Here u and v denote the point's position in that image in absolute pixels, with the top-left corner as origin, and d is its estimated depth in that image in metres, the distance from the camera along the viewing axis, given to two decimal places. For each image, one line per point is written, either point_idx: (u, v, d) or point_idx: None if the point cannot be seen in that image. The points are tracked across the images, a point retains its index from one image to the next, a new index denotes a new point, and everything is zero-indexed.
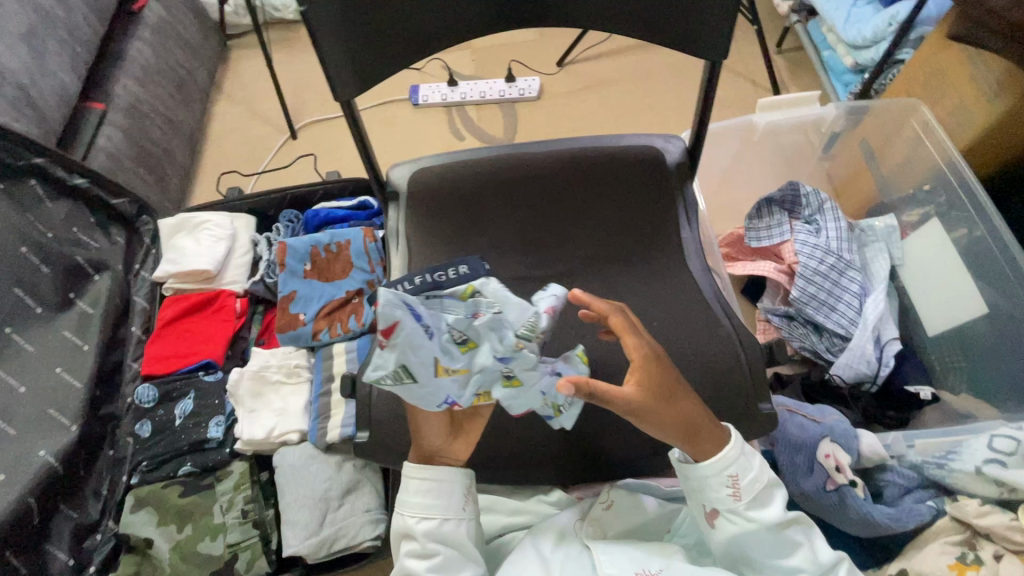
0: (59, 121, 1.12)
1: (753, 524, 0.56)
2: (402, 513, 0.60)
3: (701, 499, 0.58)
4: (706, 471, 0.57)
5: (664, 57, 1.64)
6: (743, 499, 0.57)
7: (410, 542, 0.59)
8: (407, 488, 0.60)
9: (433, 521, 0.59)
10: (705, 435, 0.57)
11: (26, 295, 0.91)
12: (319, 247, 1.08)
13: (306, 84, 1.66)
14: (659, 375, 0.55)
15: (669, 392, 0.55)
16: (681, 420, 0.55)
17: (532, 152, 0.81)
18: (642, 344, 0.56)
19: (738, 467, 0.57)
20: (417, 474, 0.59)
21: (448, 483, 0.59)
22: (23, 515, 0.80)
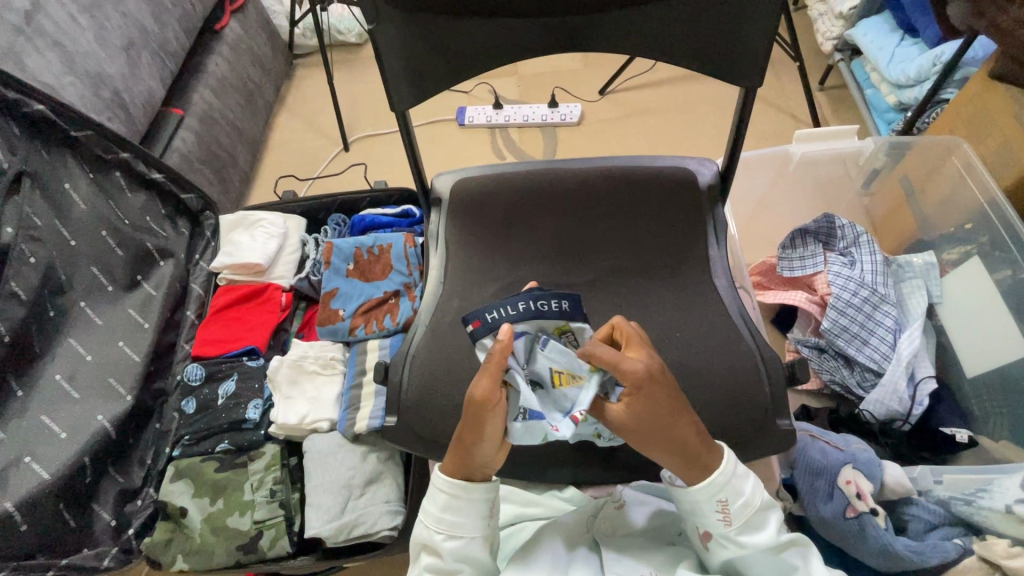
0: (144, 122, 1.25)
1: (744, 548, 0.56)
2: (428, 527, 0.60)
3: (692, 521, 0.59)
4: (694, 495, 0.57)
5: (706, 89, 1.69)
6: (732, 523, 0.56)
7: (430, 555, 0.60)
8: (437, 501, 0.60)
9: (459, 541, 0.59)
10: (701, 457, 0.56)
11: (100, 273, 1.00)
12: (362, 249, 1.15)
13: (363, 101, 1.78)
14: (654, 402, 0.52)
15: (664, 420, 0.53)
16: (679, 444, 0.54)
17: (569, 167, 0.86)
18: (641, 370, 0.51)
19: (728, 491, 0.56)
20: (449, 491, 0.59)
21: (479, 502, 0.59)
22: (77, 473, 0.87)
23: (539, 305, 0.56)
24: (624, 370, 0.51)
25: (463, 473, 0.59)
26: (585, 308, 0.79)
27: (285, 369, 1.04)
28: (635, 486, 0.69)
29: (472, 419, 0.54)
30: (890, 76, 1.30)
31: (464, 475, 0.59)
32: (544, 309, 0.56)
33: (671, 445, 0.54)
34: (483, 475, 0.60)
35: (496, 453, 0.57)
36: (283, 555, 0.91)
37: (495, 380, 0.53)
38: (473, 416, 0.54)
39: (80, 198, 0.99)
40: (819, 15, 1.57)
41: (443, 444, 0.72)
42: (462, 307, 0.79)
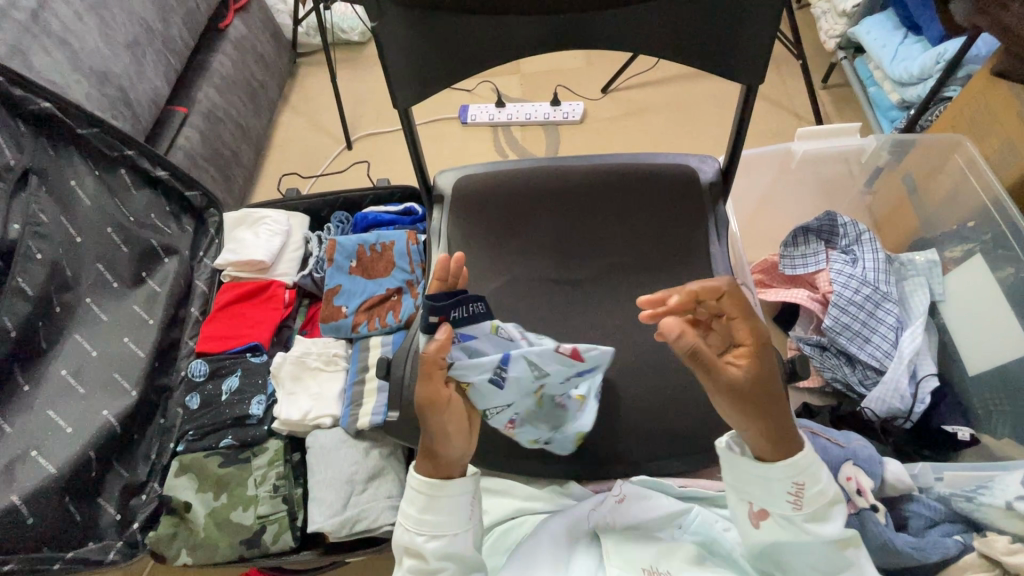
0: (149, 120, 1.26)
1: (807, 535, 0.56)
2: (409, 530, 0.61)
3: (756, 497, 0.58)
4: (774, 472, 0.57)
5: (708, 87, 1.69)
6: (802, 508, 0.56)
7: (414, 558, 0.61)
8: (416, 503, 0.61)
9: (441, 540, 0.60)
10: (789, 435, 0.57)
11: (106, 270, 1.01)
12: (365, 246, 1.16)
13: (365, 100, 1.79)
14: (766, 365, 0.57)
15: (769, 386, 0.56)
16: (776, 417, 0.56)
17: (570, 164, 0.87)
18: (753, 327, 0.58)
19: (807, 476, 0.57)
20: (427, 491, 0.60)
21: (457, 499, 0.61)
22: (83, 467, 0.88)
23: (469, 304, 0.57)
24: (744, 322, 0.58)
25: (445, 471, 0.62)
26: (586, 304, 0.80)
27: (289, 365, 1.05)
28: (634, 481, 0.69)
29: (432, 419, 0.58)
30: (892, 74, 1.30)
31: (442, 474, 0.61)
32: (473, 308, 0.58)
33: (770, 417, 0.56)
34: (461, 469, 0.63)
35: (467, 446, 0.61)
36: (286, 549, 0.92)
37: (440, 381, 0.57)
38: (434, 415, 0.58)
39: (85, 195, 1.00)
40: (822, 13, 1.57)
41: None
42: None
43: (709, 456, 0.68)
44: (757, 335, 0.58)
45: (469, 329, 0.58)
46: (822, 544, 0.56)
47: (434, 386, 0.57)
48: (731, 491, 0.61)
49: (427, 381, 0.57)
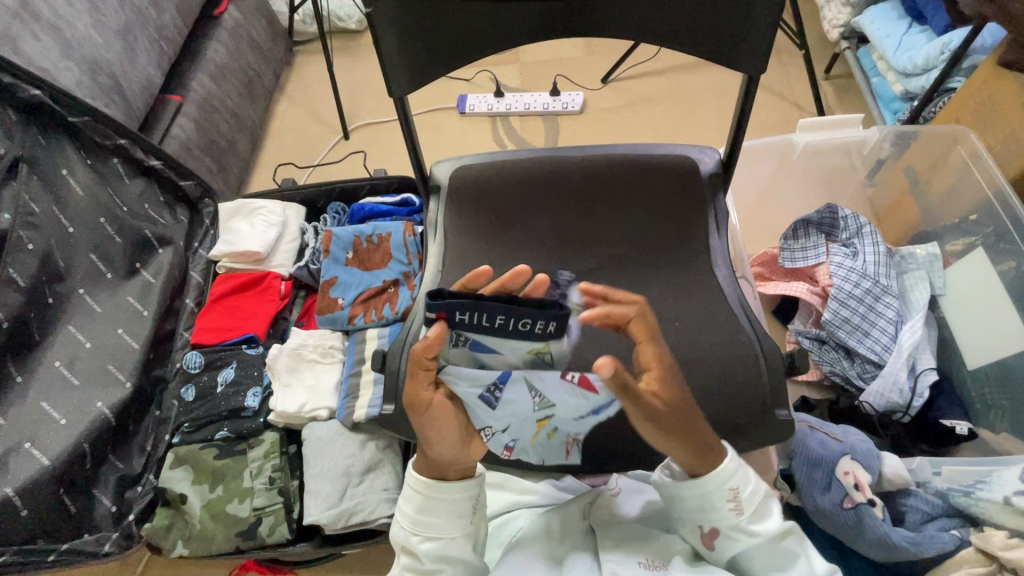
0: (142, 109, 1.24)
1: (756, 538, 0.55)
2: (405, 528, 0.59)
3: (701, 519, 0.56)
4: (709, 485, 0.55)
5: (710, 78, 1.66)
6: (745, 514, 0.55)
7: (409, 556, 0.59)
8: (412, 502, 0.59)
9: (436, 542, 0.58)
10: (706, 447, 0.55)
11: (99, 261, 1.00)
12: (362, 238, 1.15)
13: (363, 89, 1.76)
14: (677, 387, 0.53)
15: (687, 403, 0.54)
16: (689, 435, 0.54)
17: (569, 155, 0.85)
18: (660, 350, 0.54)
19: (737, 480, 0.55)
20: (425, 491, 0.59)
21: (456, 500, 0.58)
22: (77, 459, 0.87)
23: (521, 319, 0.52)
24: (649, 349, 0.54)
25: (442, 472, 0.60)
26: None
27: (284, 357, 1.04)
28: (629, 476, 0.71)
29: (420, 421, 0.56)
30: (896, 64, 1.28)
31: (437, 474, 0.60)
32: (530, 325, 0.52)
33: (682, 436, 0.53)
34: (459, 472, 0.60)
35: (460, 450, 0.58)
36: (282, 541, 0.91)
37: (420, 385, 0.55)
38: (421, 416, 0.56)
39: (77, 184, 0.98)
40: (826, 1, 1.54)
41: None
42: None
43: None
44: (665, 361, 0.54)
45: (515, 340, 0.54)
46: (770, 544, 0.55)
47: (418, 387, 0.55)
48: (679, 521, 0.59)
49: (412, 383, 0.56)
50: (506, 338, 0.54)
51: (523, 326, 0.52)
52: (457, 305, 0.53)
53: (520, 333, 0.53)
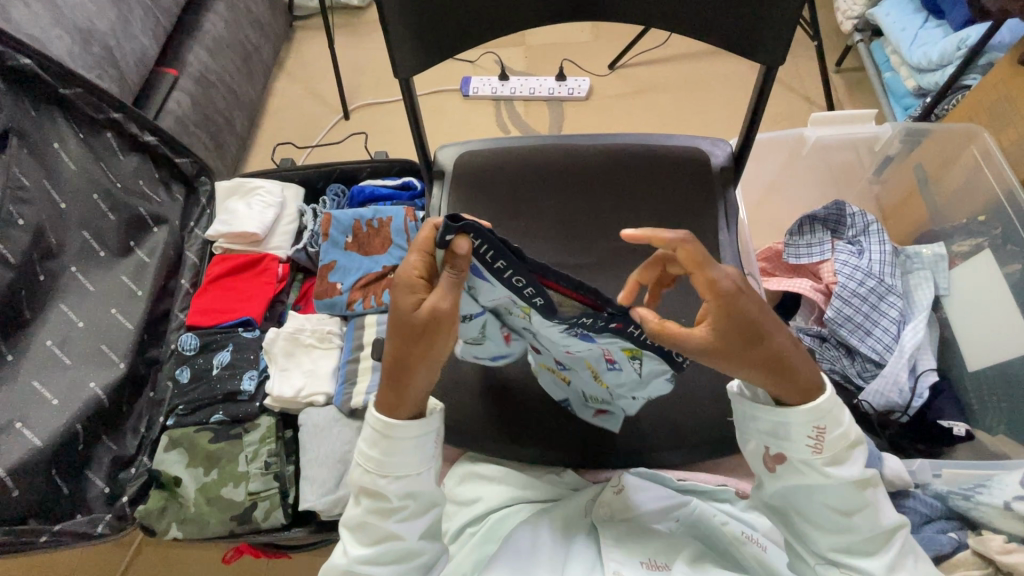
0: (136, 82, 1.20)
1: (827, 479, 0.55)
2: (368, 471, 0.57)
3: (771, 441, 0.57)
4: (792, 415, 0.55)
5: (718, 67, 1.63)
6: (823, 454, 0.55)
7: (371, 496, 0.58)
8: (371, 444, 0.57)
9: (402, 481, 0.57)
10: (802, 379, 0.54)
11: (92, 238, 0.97)
12: (361, 221, 1.12)
13: (364, 67, 1.72)
14: (743, 318, 0.49)
15: (757, 329, 0.50)
16: (774, 363, 0.52)
17: (577, 144, 0.83)
18: (716, 275, 0.49)
19: (828, 419, 0.55)
20: (387, 433, 0.56)
21: (420, 438, 0.56)
22: (70, 440, 0.86)
23: (517, 275, 0.52)
24: (710, 277, 0.49)
25: (403, 409, 0.56)
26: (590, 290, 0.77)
27: (281, 341, 1.03)
28: (635, 473, 0.68)
29: (403, 337, 0.51)
30: (911, 59, 1.26)
31: (404, 411, 0.56)
32: (524, 287, 0.53)
33: (767, 361, 0.51)
34: (413, 409, 0.56)
35: (430, 382, 0.54)
36: (277, 527, 0.91)
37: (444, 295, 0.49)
38: (406, 332, 0.51)
39: (69, 158, 0.95)
40: None
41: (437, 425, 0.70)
42: None
43: (708, 448, 0.68)
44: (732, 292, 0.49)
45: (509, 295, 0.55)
46: (840, 488, 0.55)
47: (415, 295, 0.51)
48: (744, 436, 0.60)
49: (405, 297, 0.51)
50: (499, 284, 0.54)
51: (517, 283, 0.53)
52: (478, 231, 0.49)
53: (512, 289, 0.54)
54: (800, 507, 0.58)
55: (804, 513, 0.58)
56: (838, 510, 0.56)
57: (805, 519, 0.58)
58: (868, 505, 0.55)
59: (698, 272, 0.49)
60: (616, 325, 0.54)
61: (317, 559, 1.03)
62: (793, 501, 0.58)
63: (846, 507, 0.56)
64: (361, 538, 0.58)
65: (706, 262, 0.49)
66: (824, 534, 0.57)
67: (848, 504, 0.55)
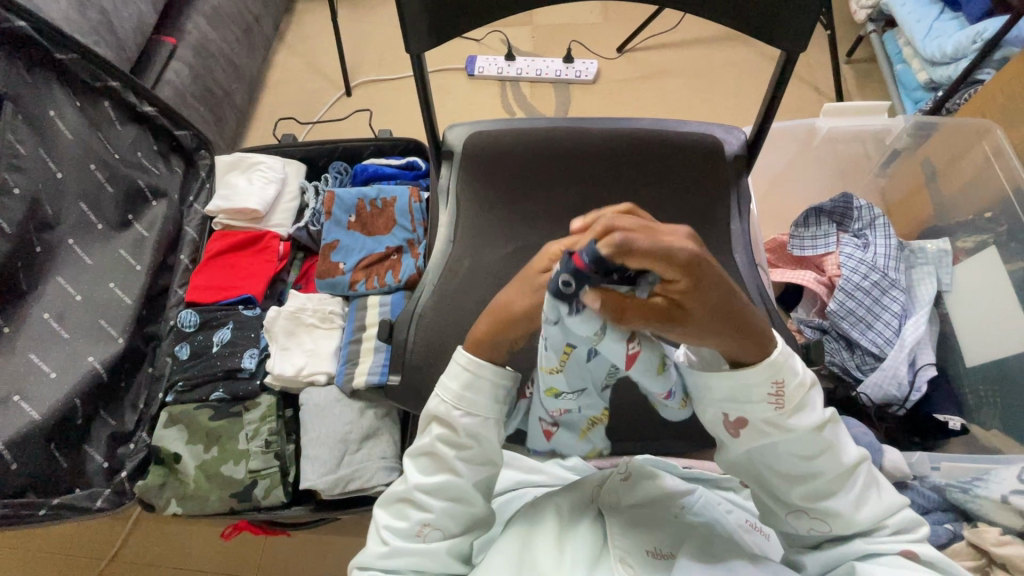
0: (133, 50, 1.17)
1: (790, 433, 0.52)
2: (444, 402, 0.56)
3: (729, 407, 0.52)
4: (752, 376, 0.50)
5: (729, 53, 1.61)
6: (786, 408, 0.51)
7: (441, 427, 0.57)
8: (456, 378, 0.55)
9: (474, 419, 0.55)
10: (757, 333, 0.49)
11: (89, 210, 0.95)
12: (365, 201, 1.11)
13: (367, 43, 1.68)
14: (713, 287, 0.43)
15: (723, 295, 0.44)
16: (737, 322, 0.47)
17: (590, 127, 0.82)
18: (689, 248, 0.41)
19: (784, 372, 0.51)
20: (471, 367, 0.54)
21: (497, 381, 0.55)
22: (69, 414, 0.85)
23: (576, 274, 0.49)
24: (671, 257, 0.40)
25: (490, 351, 0.54)
26: None
27: (283, 320, 1.02)
28: (640, 459, 0.70)
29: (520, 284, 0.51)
30: (924, 52, 1.25)
31: (490, 354, 0.55)
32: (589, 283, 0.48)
33: (726, 327, 0.46)
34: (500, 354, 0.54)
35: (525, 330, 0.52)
36: (277, 504, 0.91)
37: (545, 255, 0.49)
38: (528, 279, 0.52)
39: (65, 127, 0.93)
40: None
41: None
42: (472, 268, 0.76)
43: None
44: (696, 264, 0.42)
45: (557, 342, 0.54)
46: (803, 436, 0.53)
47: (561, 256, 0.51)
48: (700, 407, 0.55)
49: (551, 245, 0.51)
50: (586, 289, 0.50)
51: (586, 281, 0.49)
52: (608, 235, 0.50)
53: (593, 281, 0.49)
54: (765, 461, 0.55)
55: (769, 465, 0.55)
56: (806, 457, 0.54)
57: (775, 472, 0.55)
58: (829, 445, 0.53)
59: (660, 263, 0.40)
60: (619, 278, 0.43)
61: (317, 536, 1.04)
62: (754, 456, 0.55)
63: (808, 453, 0.54)
64: (420, 465, 0.58)
65: (663, 244, 0.40)
66: (789, 481, 0.55)
67: (809, 449, 0.53)
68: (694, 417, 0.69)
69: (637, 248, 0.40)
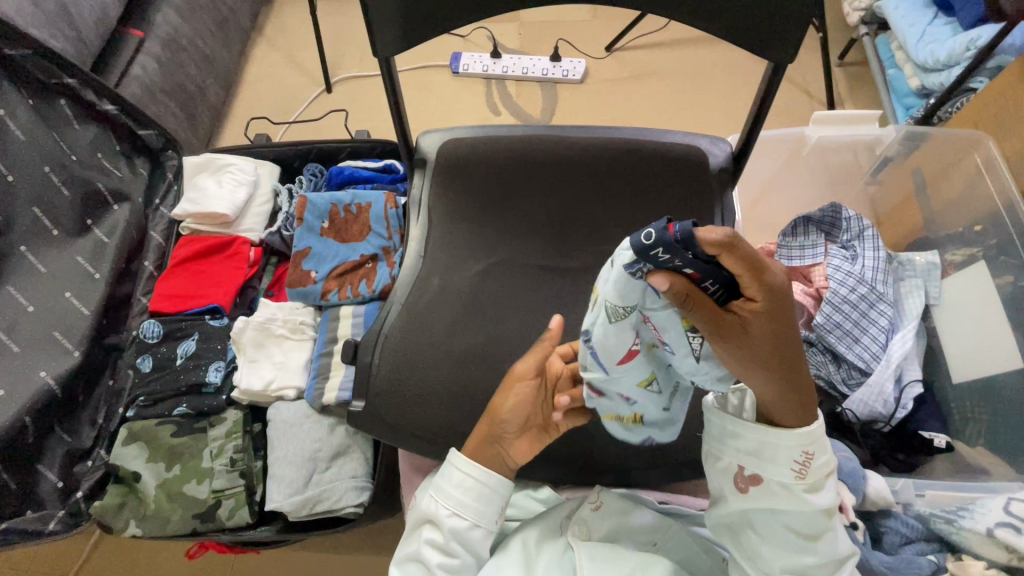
0: (96, 44, 1.11)
1: (801, 504, 0.55)
2: (437, 500, 0.59)
3: (748, 461, 0.56)
4: (785, 439, 0.53)
5: (720, 55, 1.57)
6: (805, 480, 0.54)
7: (432, 530, 0.59)
8: (450, 478, 0.59)
9: (463, 521, 0.58)
10: (798, 396, 0.51)
11: (43, 216, 0.90)
12: (339, 206, 1.06)
13: (348, 38, 1.62)
14: (778, 323, 0.45)
15: (783, 337, 0.46)
16: (780, 370, 0.47)
17: (571, 136, 0.78)
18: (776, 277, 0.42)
19: (816, 446, 0.53)
20: (467, 470, 0.59)
21: (488, 487, 0.59)
22: (18, 432, 0.81)
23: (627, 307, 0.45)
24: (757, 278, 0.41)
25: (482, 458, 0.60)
26: (576, 296, 0.72)
27: (250, 331, 0.98)
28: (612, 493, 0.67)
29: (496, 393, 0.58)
30: (917, 57, 1.22)
31: (494, 463, 0.60)
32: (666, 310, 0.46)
33: (770, 365, 0.47)
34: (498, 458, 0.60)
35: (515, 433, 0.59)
36: (242, 525, 0.87)
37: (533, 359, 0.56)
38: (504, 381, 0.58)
39: (17, 127, 0.88)
40: None
41: (414, 434, 0.67)
42: (442, 287, 0.73)
43: (691, 464, 0.66)
44: (777, 289, 0.43)
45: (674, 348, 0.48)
46: (813, 512, 0.55)
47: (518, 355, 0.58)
48: (717, 453, 0.58)
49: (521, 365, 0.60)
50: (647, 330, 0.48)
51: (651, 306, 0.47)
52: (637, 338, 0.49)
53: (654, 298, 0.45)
54: (760, 525, 0.58)
55: (765, 531, 0.57)
56: (803, 532, 0.56)
57: (765, 539, 0.57)
58: (828, 529, 0.56)
59: (748, 272, 0.40)
60: (693, 274, 0.42)
61: (286, 555, 1.01)
62: (753, 518, 0.58)
63: (808, 530, 0.56)
64: (407, 572, 0.58)
65: (757, 265, 0.41)
66: (777, 553, 0.57)
67: (812, 528, 0.56)
68: (671, 446, 0.66)
69: (736, 247, 0.39)
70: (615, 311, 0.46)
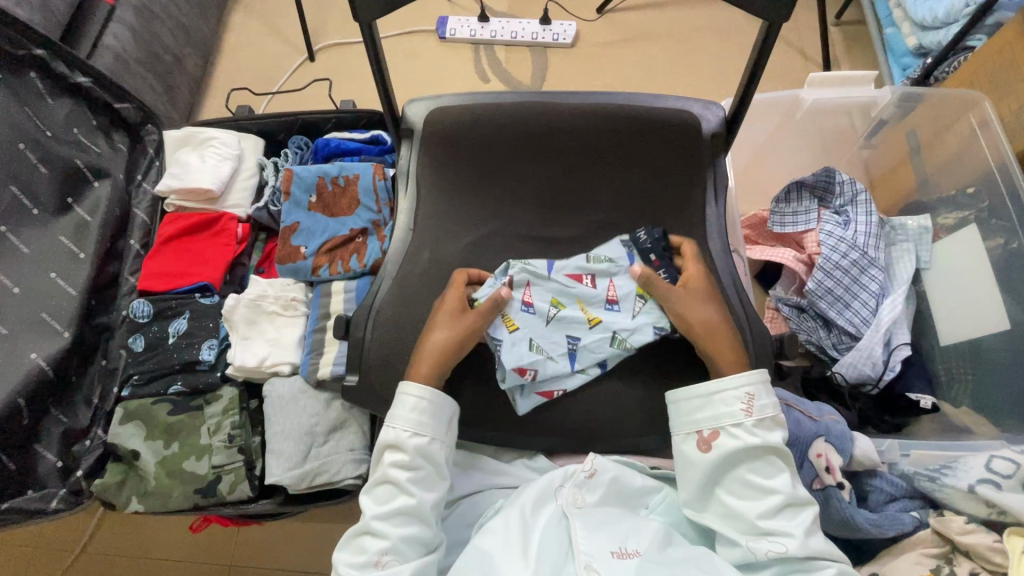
0: (64, 12, 1.06)
1: (756, 440, 0.58)
2: (394, 425, 0.60)
3: (703, 420, 0.61)
4: (730, 381, 0.61)
5: (715, 16, 1.53)
6: (753, 416, 0.59)
7: (395, 454, 0.59)
8: (405, 403, 0.61)
9: (423, 439, 0.60)
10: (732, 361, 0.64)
11: (22, 194, 0.88)
12: (326, 178, 1.05)
13: (328, 2, 1.56)
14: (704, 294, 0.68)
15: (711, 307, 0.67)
16: (708, 329, 0.65)
17: (561, 102, 0.76)
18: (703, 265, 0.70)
19: (755, 387, 0.61)
20: (414, 397, 0.60)
21: (439, 407, 0.61)
22: (12, 413, 0.81)
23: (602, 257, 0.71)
24: (688, 256, 0.70)
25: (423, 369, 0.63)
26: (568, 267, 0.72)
27: (242, 308, 0.96)
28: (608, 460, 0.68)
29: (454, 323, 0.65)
30: (915, 15, 1.19)
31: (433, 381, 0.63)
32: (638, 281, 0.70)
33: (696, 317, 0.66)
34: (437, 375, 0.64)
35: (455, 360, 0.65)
36: (243, 499, 0.88)
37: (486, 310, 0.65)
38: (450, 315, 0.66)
39: None
40: None
41: None
42: (432, 262, 0.72)
43: None
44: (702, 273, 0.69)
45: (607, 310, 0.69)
46: (766, 449, 0.58)
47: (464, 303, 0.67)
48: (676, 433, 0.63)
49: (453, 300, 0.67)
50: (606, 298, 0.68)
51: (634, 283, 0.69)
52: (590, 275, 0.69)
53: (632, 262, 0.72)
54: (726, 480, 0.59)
55: (730, 483, 0.59)
56: (764, 477, 0.58)
57: (736, 495, 0.58)
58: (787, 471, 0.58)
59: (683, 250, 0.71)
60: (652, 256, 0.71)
61: (289, 526, 1.03)
62: (718, 476, 0.60)
63: (768, 471, 0.58)
64: (377, 497, 0.59)
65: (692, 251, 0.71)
66: (746, 505, 0.58)
67: (770, 467, 0.58)
68: (663, 415, 0.68)
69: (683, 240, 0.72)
70: (595, 258, 0.70)
